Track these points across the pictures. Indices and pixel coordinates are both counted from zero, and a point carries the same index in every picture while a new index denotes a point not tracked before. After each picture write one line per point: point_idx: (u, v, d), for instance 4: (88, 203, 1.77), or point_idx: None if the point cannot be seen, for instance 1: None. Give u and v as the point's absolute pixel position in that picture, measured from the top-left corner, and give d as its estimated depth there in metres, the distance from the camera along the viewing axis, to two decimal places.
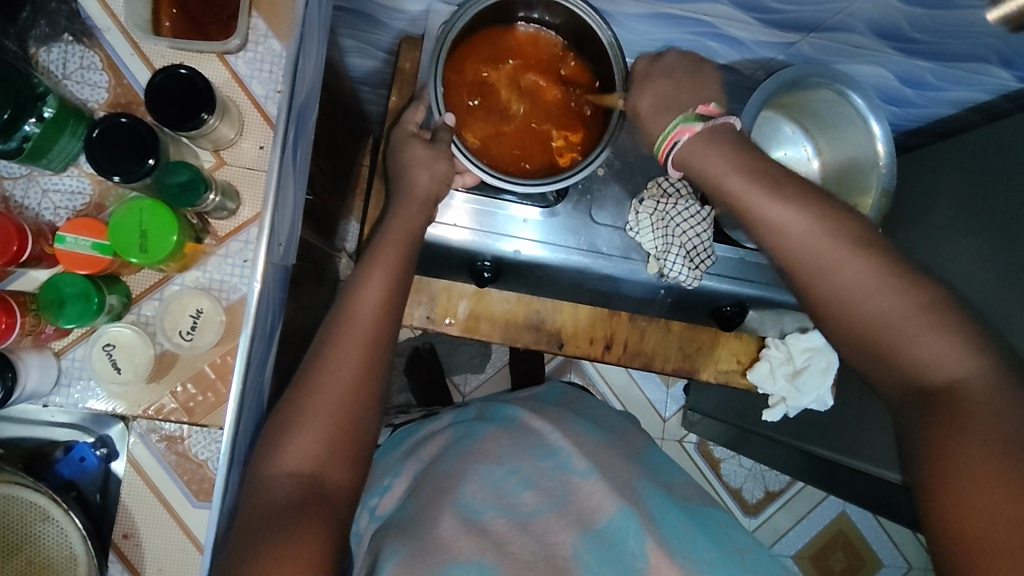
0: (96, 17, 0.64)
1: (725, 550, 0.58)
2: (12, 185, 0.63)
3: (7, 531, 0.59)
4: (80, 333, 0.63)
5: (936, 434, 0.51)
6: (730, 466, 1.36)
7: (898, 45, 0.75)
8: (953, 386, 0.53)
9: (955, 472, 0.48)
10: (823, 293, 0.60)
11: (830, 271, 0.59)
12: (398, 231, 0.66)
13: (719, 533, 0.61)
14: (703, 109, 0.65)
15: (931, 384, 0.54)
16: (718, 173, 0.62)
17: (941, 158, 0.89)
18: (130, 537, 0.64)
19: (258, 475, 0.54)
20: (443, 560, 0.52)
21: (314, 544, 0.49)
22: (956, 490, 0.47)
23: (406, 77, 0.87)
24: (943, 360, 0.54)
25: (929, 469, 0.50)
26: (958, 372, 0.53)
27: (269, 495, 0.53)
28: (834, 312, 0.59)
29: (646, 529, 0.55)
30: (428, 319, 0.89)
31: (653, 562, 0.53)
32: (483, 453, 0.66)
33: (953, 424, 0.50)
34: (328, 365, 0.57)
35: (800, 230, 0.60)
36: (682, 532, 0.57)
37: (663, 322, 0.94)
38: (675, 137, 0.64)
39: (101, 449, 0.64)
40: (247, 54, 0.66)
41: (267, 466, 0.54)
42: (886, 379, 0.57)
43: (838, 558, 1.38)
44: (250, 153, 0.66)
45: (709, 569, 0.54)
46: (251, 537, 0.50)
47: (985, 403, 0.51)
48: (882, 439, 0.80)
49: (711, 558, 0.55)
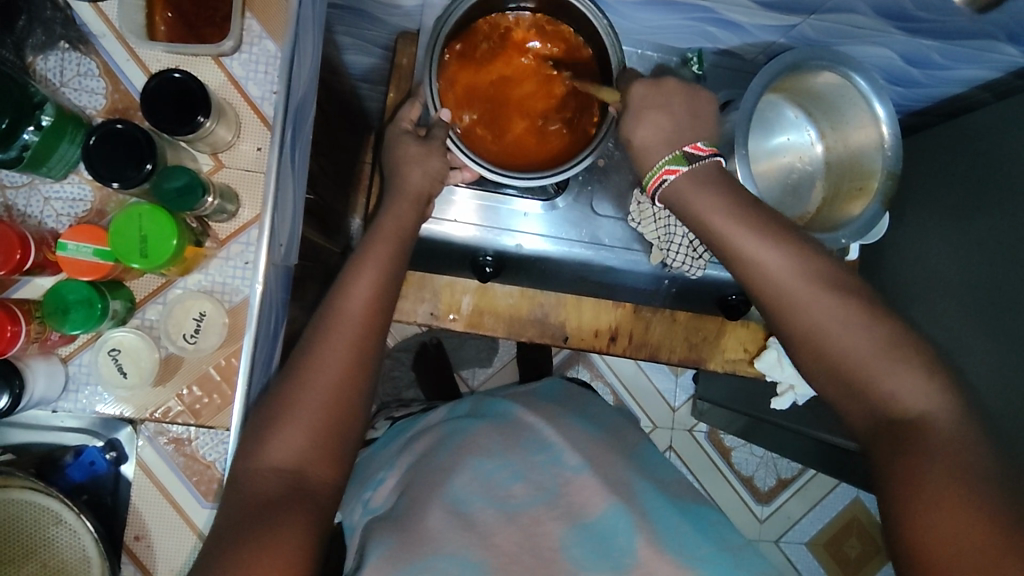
0: (91, 23, 0.64)
1: (718, 543, 0.58)
2: (15, 194, 0.63)
3: (21, 535, 0.60)
4: (86, 339, 0.63)
5: (906, 463, 0.51)
6: (741, 455, 1.35)
7: (901, 24, 0.74)
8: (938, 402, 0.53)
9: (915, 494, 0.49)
10: (804, 319, 0.58)
11: (810, 294, 0.58)
12: (391, 229, 0.66)
13: (711, 529, 0.60)
14: (691, 148, 0.64)
15: (898, 415, 0.54)
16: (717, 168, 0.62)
17: (949, 139, 0.87)
18: (142, 539, 0.65)
19: (241, 469, 0.54)
20: (426, 551, 0.53)
21: (294, 539, 0.49)
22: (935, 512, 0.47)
23: (403, 73, 0.86)
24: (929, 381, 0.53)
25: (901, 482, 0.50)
26: (926, 405, 0.53)
27: (253, 491, 0.52)
28: (811, 346, 0.58)
29: (639, 527, 0.55)
30: (432, 315, 0.88)
31: (643, 556, 0.53)
32: (474, 447, 0.66)
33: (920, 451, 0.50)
34: (315, 363, 0.57)
35: (782, 255, 0.59)
36: (677, 529, 0.57)
37: (668, 312, 0.93)
38: (660, 178, 0.64)
39: (111, 451, 0.65)
40: (242, 55, 0.66)
41: (250, 458, 0.54)
42: (854, 407, 0.56)
43: (853, 544, 1.37)
44: (248, 155, 0.66)
45: (703, 564, 0.53)
46: (232, 530, 0.49)
47: (954, 437, 0.51)
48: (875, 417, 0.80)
49: (705, 552, 0.55)
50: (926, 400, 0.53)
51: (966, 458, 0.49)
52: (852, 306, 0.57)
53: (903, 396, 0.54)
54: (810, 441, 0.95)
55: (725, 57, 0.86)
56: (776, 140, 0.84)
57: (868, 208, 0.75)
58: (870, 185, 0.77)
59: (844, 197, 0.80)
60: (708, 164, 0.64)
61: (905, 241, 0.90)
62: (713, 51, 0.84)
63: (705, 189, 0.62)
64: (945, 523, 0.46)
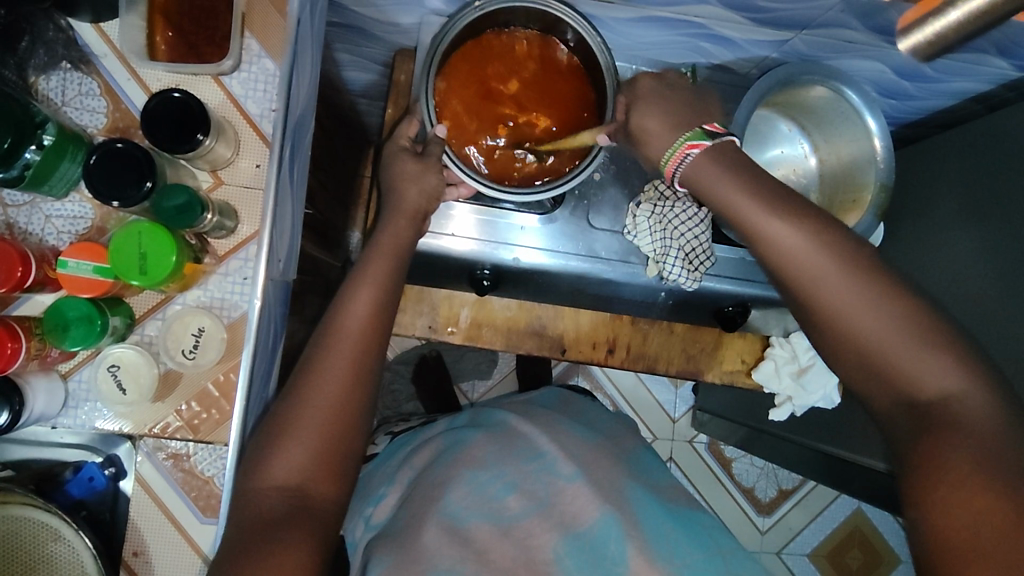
0: (94, 44, 0.65)
1: (711, 551, 0.58)
2: (16, 212, 0.64)
3: (20, 551, 0.60)
4: (86, 355, 0.64)
5: (926, 457, 0.50)
6: (742, 465, 1.35)
7: (891, 38, 0.74)
8: (946, 400, 0.52)
9: (941, 479, 0.48)
10: (818, 295, 0.56)
11: (825, 268, 0.56)
12: (388, 246, 0.66)
13: (703, 534, 0.60)
14: (710, 127, 0.63)
15: (921, 398, 0.53)
16: (722, 176, 0.61)
17: (944, 150, 0.88)
18: (140, 555, 0.65)
19: (243, 488, 0.54)
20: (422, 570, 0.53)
21: (298, 561, 0.50)
22: (957, 505, 0.46)
23: (401, 90, 0.88)
24: (932, 373, 0.53)
25: (913, 474, 0.50)
26: (952, 385, 0.52)
27: (257, 512, 0.53)
28: (818, 303, 0.57)
29: (629, 536, 0.54)
30: (431, 328, 0.92)
31: (635, 566, 0.53)
32: (470, 459, 0.65)
33: (937, 434, 0.50)
34: (316, 380, 0.57)
35: (790, 231, 0.58)
36: (667, 536, 0.57)
37: (665, 324, 0.95)
38: (682, 155, 0.63)
39: (110, 467, 0.65)
40: (241, 74, 0.67)
41: (253, 479, 0.54)
42: (876, 388, 0.55)
43: (854, 556, 1.36)
44: (247, 172, 0.67)
45: (690, 571, 0.54)
46: (237, 549, 0.50)
47: (974, 415, 0.51)
48: (870, 431, 0.80)
49: (695, 561, 0.55)
50: (942, 374, 0.53)
51: (977, 441, 0.49)
52: (869, 281, 0.55)
53: (925, 375, 0.53)
54: (807, 451, 0.95)
55: (720, 71, 0.86)
56: (770, 153, 0.85)
57: (863, 220, 0.75)
58: (864, 198, 0.77)
59: (837, 210, 0.81)
60: (726, 143, 0.62)
61: (902, 250, 0.90)
62: (707, 67, 0.85)
63: (717, 172, 0.61)
64: (965, 497, 0.46)
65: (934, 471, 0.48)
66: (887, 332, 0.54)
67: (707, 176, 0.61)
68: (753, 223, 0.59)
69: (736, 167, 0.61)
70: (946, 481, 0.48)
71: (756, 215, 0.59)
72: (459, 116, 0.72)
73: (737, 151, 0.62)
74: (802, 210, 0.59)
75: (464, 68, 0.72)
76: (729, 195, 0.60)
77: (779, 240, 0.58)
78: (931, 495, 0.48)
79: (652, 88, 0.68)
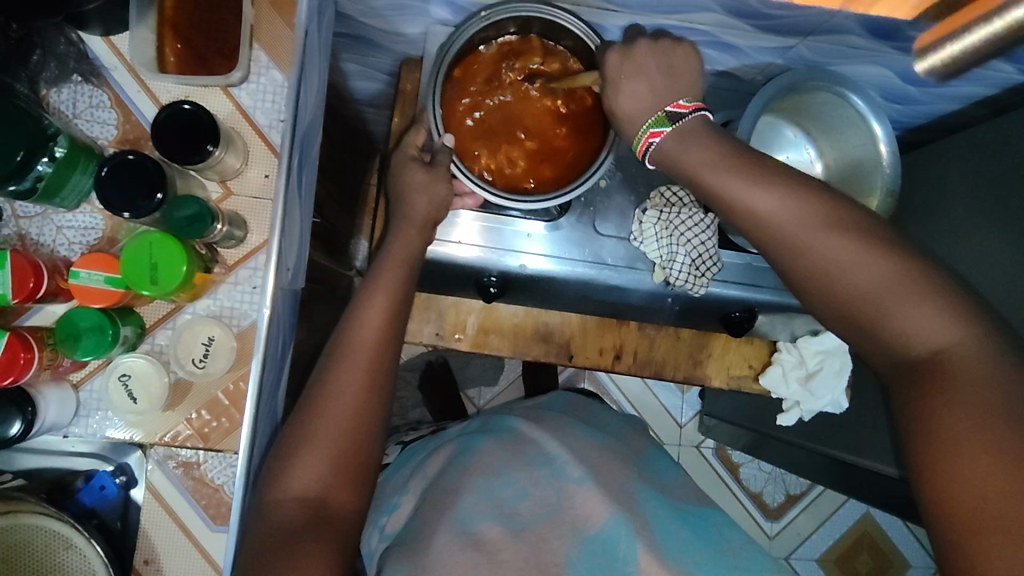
0: (104, 57, 0.66)
1: (718, 549, 0.57)
2: (28, 223, 0.65)
3: (32, 560, 0.61)
4: (96, 365, 0.65)
5: (924, 418, 0.49)
6: (750, 470, 1.35)
7: (896, 44, 0.74)
8: (939, 355, 0.51)
9: (942, 441, 0.47)
10: (810, 261, 0.56)
11: (810, 235, 0.56)
12: (398, 255, 0.67)
13: (714, 534, 0.60)
14: (673, 107, 0.62)
15: (917, 357, 0.52)
16: (698, 143, 0.60)
17: (950, 154, 0.88)
18: (151, 563, 0.68)
19: (262, 499, 0.55)
20: None
21: (317, 568, 0.50)
22: (959, 467, 0.45)
23: (408, 99, 0.89)
24: (924, 329, 0.52)
25: (918, 442, 0.49)
26: (939, 336, 0.51)
27: (276, 521, 0.53)
28: (815, 280, 0.57)
29: (638, 536, 0.54)
30: (438, 335, 0.93)
31: (644, 564, 0.53)
32: (481, 466, 0.65)
33: (937, 392, 0.49)
34: (329, 389, 0.57)
35: (778, 207, 0.57)
36: (677, 536, 0.57)
37: (671, 330, 0.96)
38: (647, 143, 0.63)
39: (121, 476, 0.67)
40: (249, 85, 0.68)
41: (271, 489, 0.54)
42: (875, 351, 0.55)
43: (864, 560, 1.36)
44: (256, 181, 0.69)
45: (699, 569, 0.54)
46: (258, 556, 0.50)
47: (973, 363, 0.49)
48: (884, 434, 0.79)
49: (705, 559, 0.55)
50: (937, 329, 0.51)
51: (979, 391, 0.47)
52: (860, 240, 0.55)
53: (918, 330, 0.52)
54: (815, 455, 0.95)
55: (724, 78, 0.87)
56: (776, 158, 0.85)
57: None
58: (869, 201, 0.77)
59: None
60: (692, 121, 0.62)
61: None
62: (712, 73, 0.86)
63: (690, 147, 0.60)
64: (967, 457, 0.45)
65: (937, 432, 0.47)
66: (872, 289, 0.54)
67: (682, 149, 0.60)
68: (743, 203, 0.58)
69: (720, 147, 0.60)
70: (947, 442, 0.46)
71: (737, 186, 0.58)
72: (465, 128, 0.72)
73: (707, 125, 0.62)
74: (787, 178, 0.58)
75: (468, 78, 0.72)
76: (715, 178, 0.59)
77: (767, 223, 0.57)
78: (940, 455, 0.46)
79: (623, 64, 0.63)
